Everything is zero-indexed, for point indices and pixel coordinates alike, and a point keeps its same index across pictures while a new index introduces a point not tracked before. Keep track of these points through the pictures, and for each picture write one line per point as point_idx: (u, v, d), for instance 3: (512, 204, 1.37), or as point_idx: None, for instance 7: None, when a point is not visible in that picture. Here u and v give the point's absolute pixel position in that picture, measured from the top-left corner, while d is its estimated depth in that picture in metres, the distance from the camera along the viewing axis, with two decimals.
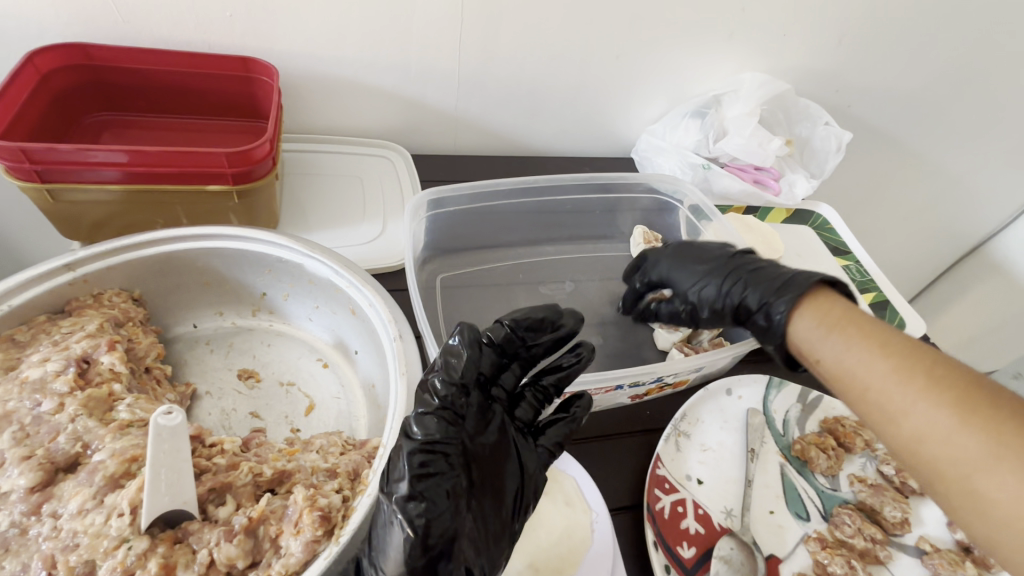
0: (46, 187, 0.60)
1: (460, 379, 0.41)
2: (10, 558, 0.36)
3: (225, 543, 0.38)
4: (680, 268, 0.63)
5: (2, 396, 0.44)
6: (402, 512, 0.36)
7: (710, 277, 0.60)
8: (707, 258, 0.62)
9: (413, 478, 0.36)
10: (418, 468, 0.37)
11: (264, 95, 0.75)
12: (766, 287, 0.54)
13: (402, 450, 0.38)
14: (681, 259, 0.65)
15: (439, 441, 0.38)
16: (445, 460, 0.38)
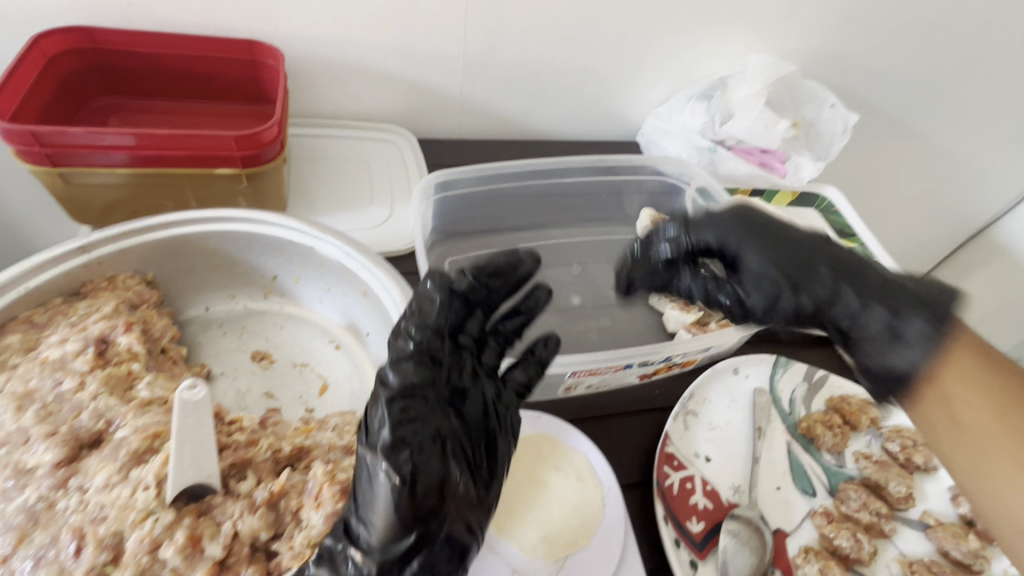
0: (57, 171, 0.60)
1: (435, 325, 0.42)
2: (39, 531, 0.37)
3: (249, 515, 0.39)
4: (739, 243, 0.53)
5: (24, 375, 0.45)
6: (385, 457, 0.36)
7: (773, 261, 0.51)
8: (796, 245, 0.51)
9: (391, 424, 0.37)
10: (398, 414, 0.38)
11: (270, 79, 0.75)
12: (856, 295, 0.48)
13: (380, 397, 0.39)
14: (753, 234, 0.53)
15: (415, 387, 0.40)
16: (422, 405, 0.39)
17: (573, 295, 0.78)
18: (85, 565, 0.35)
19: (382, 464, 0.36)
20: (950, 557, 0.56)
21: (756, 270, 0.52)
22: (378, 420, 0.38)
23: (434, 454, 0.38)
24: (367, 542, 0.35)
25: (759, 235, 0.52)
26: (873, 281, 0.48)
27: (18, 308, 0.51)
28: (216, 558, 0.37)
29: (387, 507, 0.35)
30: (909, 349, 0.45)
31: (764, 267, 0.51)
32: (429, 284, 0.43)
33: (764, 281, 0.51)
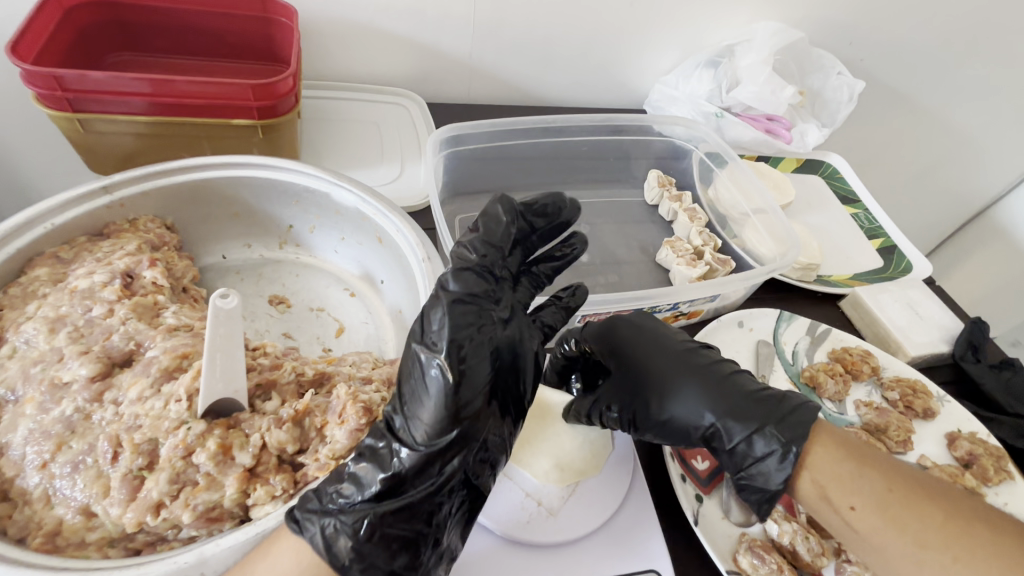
0: (77, 117, 0.61)
1: (495, 242, 0.43)
2: (77, 438, 0.39)
3: (276, 430, 0.41)
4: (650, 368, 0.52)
5: (54, 302, 0.46)
6: (441, 355, 0.37)
7: (712, 400, 0.49)
8: (686, 370, 0.52)
9: (451, 323, 0.38)
10: (457, 316, 0.38)
11: (280, 36, 0.75)
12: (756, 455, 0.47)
13: (440, 301, 0.39)
14: (656, 355, 0.53)
15: (475, 295, 0.40)
16: (478, 313, 0.39)
17: (581, 253, 0.79)
18: (123, 468, 0.37)
19: (438, 362, 0.37)
20: None
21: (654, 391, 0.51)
22: (435, 320, 0.38)
23: (484, 364, 0.38)
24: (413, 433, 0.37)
25: (653, 352, 0.53)
26: (790, 413, 0.47)
27: (44, 244, 0.52)
28: (245, 466, 0.39)
29: (437, 405, 0.37)
30: (786, 469, 0.46)
31: (691, 404, 0.49)
32: (497, 203, 0.44)
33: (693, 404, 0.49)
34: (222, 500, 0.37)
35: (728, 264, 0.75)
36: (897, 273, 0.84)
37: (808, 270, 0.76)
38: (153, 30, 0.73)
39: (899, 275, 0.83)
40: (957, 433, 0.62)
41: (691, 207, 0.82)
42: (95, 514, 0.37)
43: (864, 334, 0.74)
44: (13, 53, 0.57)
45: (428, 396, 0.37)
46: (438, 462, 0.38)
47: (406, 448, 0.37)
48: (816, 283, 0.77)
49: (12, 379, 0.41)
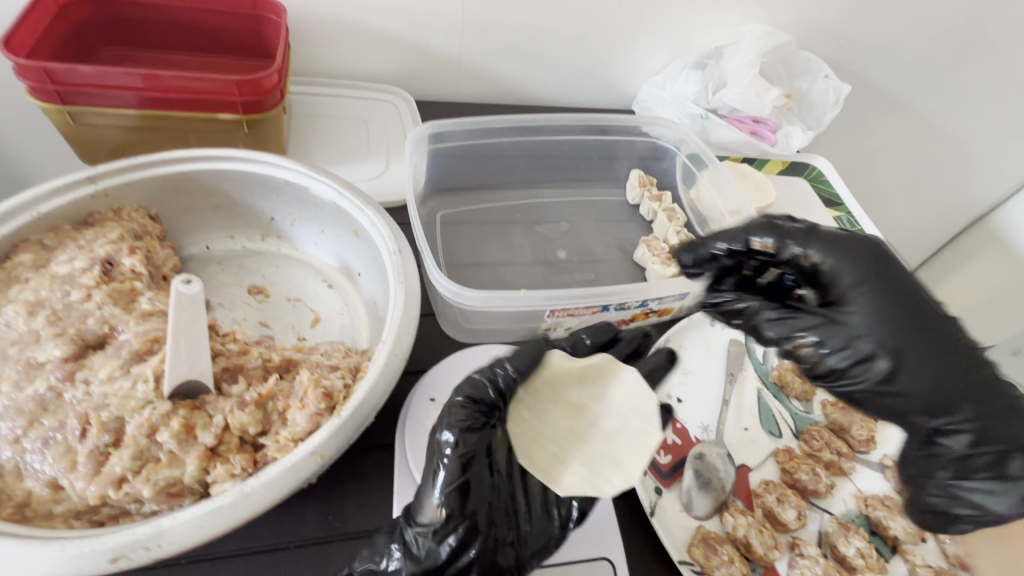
0: (67, 110, 0.63)
1: (500, 387, 0.49)
2: (48, 416, 0.41)
3: (238, 412, 0.42)
4: (843, 261, 0.51)
5: (35, 286, 0.48)
6: (445, 478, 0.43)
7: (885, 328, 0.46)
8: (901, 289, 0.49)
9: (459, 451, 0.44)
10: (461, 428, 0.45)
11: (268, 33, 0.76)
12: (923, 368, 0.46)
13: (446, 417, 0.46)
14: (835, 242, 0.52)
15: (479, 429, 0.46)
16: (477, 433, 0.46)
17: (560, 250, 0.80)
18: (90, 445, 0.39)
19: (446, 485, 0.43)
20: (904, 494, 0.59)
21: (860, 298, 0.48)
22: (444, 448, 0.45)
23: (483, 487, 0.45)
24: (418, 543, 0.42)
25: (891, 289, 0.49)
26: (918, 350, 0.46)
27: (29, 231, 0.54)
28: (207, 446, 0.41)
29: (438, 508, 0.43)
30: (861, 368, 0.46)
31: (872, 320, 0.47)
32: (508, 361, 0.51)
33: (883, 326, 0.46)
34: (182, 477, 0.39)
35: None
36: None
37: None
38: (145, 26, 0.75)
39: None
40: None
41: (670, 208, 0.83)
42: (62, 488, 0.39)
43: None
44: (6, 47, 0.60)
45: (434, 521, 0.42)
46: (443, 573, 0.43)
47: (418, 554, 0.42)
48: None
49: None
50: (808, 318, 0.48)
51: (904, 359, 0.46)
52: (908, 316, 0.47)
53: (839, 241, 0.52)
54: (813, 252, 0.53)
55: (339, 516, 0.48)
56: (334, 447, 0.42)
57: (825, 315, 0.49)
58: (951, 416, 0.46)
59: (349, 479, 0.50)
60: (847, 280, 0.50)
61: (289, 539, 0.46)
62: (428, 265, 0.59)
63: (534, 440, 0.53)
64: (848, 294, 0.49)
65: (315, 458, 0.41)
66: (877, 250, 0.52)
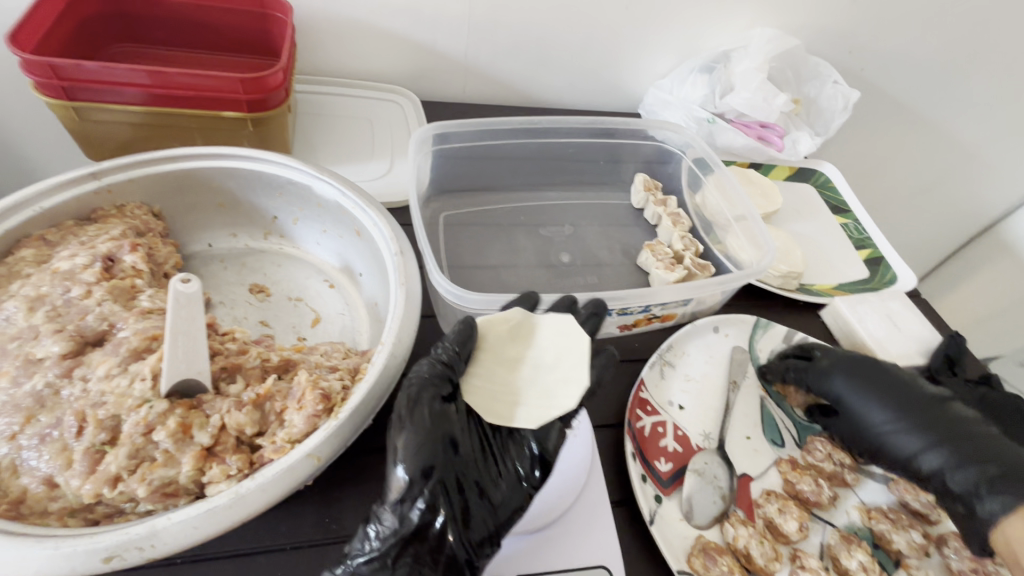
0: (72, 105, 0.63)
1: (447, 360, 0.49)
2: (46, 413, 0.40)
3: (235, 412, 0.42)
4: (855, 373, 0.63)
5: (37, 282, 0.48)
6: (404, 448, 0.42)
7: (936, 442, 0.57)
8: (901, 385, 0.62)
9: (412, 425, 0.43)
10: (411, 408, 0.44)
11: (274, 31, 0.76)
12: (947, 444, 0.57)
13: (401, 394, 0.45)
14: (850, 366, 0.63)
15: (433, 398, 0.45)
16: (431, 410, 0.44)
17: (564, 253, 0.80)
18: (85, 443, 0.39)
19: (408, 457, 0.42)
20: (908, 507, 0.58)
21: (868, 390, 0.62)
22: (397, 423, 0.43)
23: (446, 455, 0.44)
24: (390, 519, 0.41)
25: (880, 383, 0.62)
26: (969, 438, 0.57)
27: (31, 226, 0.54)
28: (203, 445, 0.40)
29: (403, 480, 0.42)
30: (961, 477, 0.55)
31: (882, 411, 0.60)
32: (448, 335, 0.51)
33: (885, 412, 0.60)
34: (178, 477, 0.39)
35: (708, 268, 0.75)
36: (882, 284, 0.83)
37: (789, 279, 0.76)
38: (151, 23, 0.75)
39: (884, 286, 0.83)
40: None
41: (675, 212, 0.82)
42: (57, 485, 0.39)
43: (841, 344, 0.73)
44: (12, 42, 0.60)
45: (401, 494, 0.41)
46: (421, 539, 0.42)
47: (388, 525, 0.41)
48: (798, 291, 0.77)
49: None
50: (835, 420, 0.63)
51: (927, 433, 0.58)
52: (917, 409, 0.60)
53: (839, 365, 0.64)
54: (832, 366, 0.64)
55: (336, 518, 0.48)
56: (331, 449, 0.41)
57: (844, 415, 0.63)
58: (953, 472, 0.55)
59: (346, 482, 0.50)
60: (863, 388, 0.62)
61: (285, 541, 0.46)
62: (429, 266, 0.58)
63: (492, 399, 0.50)
64: (853, 387, 0.62)
65: (311, 461, 0.40)
66: (868, 359, 0.64)
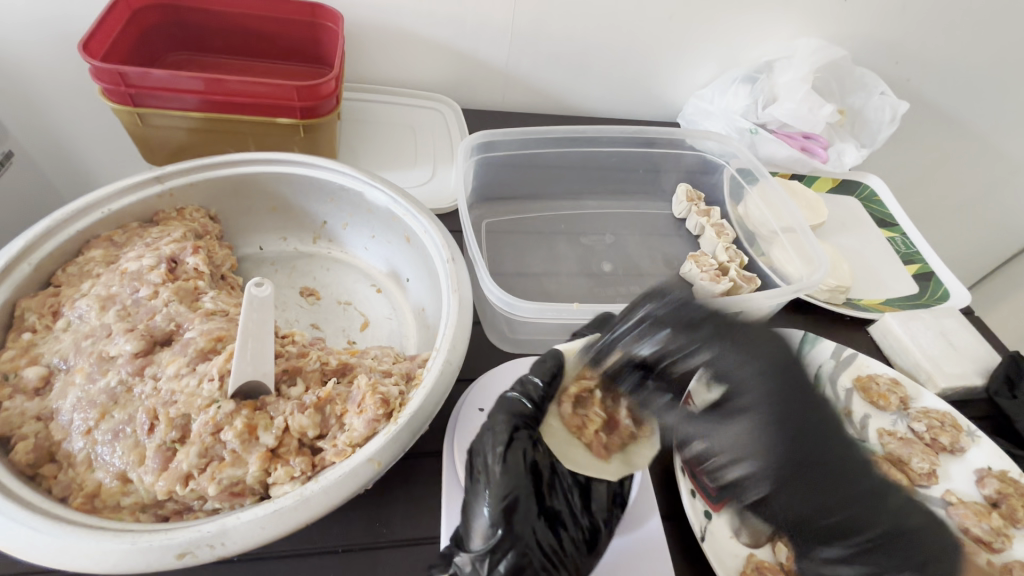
0: (137, 111, 0.65)
1: (540, 395, 0.48)
2: (119, 409, 0.42)
3: (298, 414, 0.43)
4: (750, 382, 0.41)
5: (107, 281, 0.50)
6: (493, 494, 0.43)
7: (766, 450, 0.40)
8: (806, 421, 0.39)
9: (503, 473, 0.43)
10: (501, 453, 0.44)
11: (325, 40, 0.78)
12: (794, 501, 0.39)
13: (489, 436, 0.45)
14: (732, 343, 0.42)
15: (524, 447, 0.45)
16: (518, 456, 0.44)
17: (605, 263, 0.79)
18: (157, 440, 0.40)
19: (495, 505, 0.42)
20: (970, 535, 0.56)
21: (759, 396, 0.40)
22: (488, 468, 0.44)
23: (533, 500, 0.44)
24: (477, 567, 0.41)
25: (780, 402, 0.40)
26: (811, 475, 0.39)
27: (99, 228, 0.56)
28: (268, 446, 0.41)
29: (489, 526, 0.42)
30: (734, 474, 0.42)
31: (764, 444, 0.40)
32: (534, 372, 0.49)
33: (759, 448, 0.40)
34: (245, 476, 0.40)
35: (754, 280, 0.74)
36: (932, 301, 0.81)
37: (836, 293, 0.75)
38: (207, 32, 0.77)
39: (934, 303, 0.81)
40: (987, 470, 0.60)
41: (719, 223, 0.81)
42: (130, 480, 0.40)
43: (892, 361, 0.71)
44: (84, 50, 0.62)
45: (489, 541, 0.41)
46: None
47: (478, 572, 0.41)
48: (845, 306, 0.76)
49: (66, 350, 0.45)
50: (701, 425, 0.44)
51: (769, 479, 0.40)
52: (814, 439, 0.39)
53: (748, 341, 0.42)
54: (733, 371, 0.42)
55: (386, 523, 0.48)
56: (391, 453, 0.42)
57: (708, 421, 0.43)
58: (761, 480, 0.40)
59: (396, 486, 0.50)
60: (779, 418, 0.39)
61: (337, 544, 0.47)
62: (481, 274, 0.59)
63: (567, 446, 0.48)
64: (741, 407, 0.41)
65: (372, 465, 0.41)
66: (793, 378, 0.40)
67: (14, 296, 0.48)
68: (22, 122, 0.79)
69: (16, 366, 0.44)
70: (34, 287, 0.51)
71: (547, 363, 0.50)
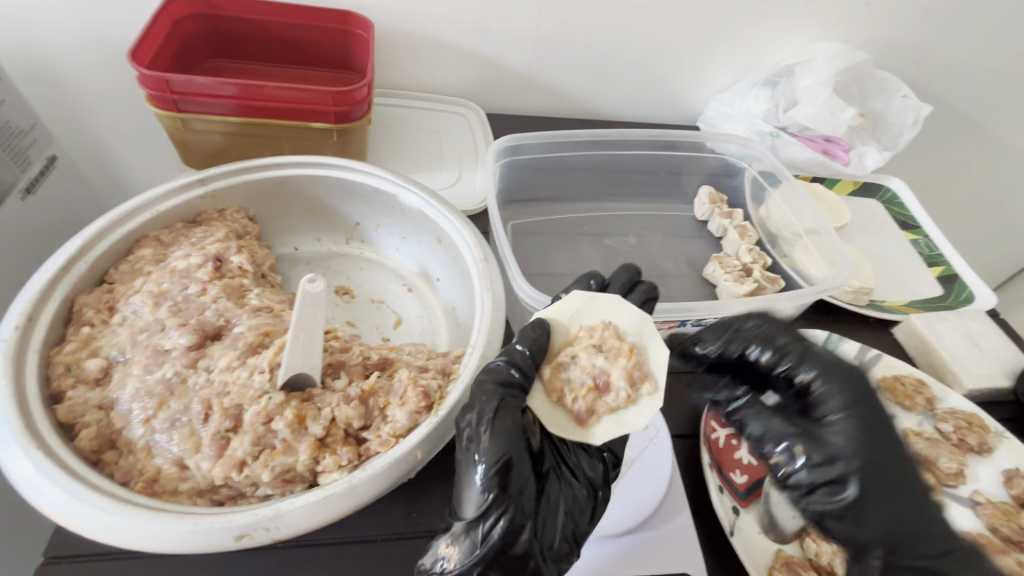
0: (180, 116, 0.68)
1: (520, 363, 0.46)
2: (175, 399, 0.44)
3: (344, 406, 0.45)
4: (854, 410, 0.48)
5: (158, 279, 0.52)
6: (484, 461, 0.40)
7: (863, 453, 0.46)
8: (889, 435, 0.48)
9: (493, 438, 0.41)
10: (490, 419, 0.42)
11: (357, 48, 0.80)
12: (879, 509, 0.45)
13: (475, 401, 0.43)
14: (844, 379, 0.49)
15: (513, 407, 0.43)
16: (507, 421, 0.42)
17: (629, 264, 0.81)
18: (212, 428, 0.42)
19: (488, 470, 0.40)
20: (999, 534, 0.56)
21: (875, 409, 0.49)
22: (478, 434, 0.42)
23: (527, 464, 0.42)
24: (472, 536, 0.40)
25: (873, 416, 0.48)
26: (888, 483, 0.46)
27: (147, 227, 0.58)
28: (316, 436, 0.43)
29: (482, 493, 0.40)
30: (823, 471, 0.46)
31: (855, 444, 0.46)
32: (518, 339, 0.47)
33: (856, 447, 0.46)
34: (296, 464, 0.42)
35: (778, 282, 0.75)
36: (957, 303, 0.81)
37: (859, 295, 0.75)
38: (243, 40, 0.79)
39: (959, 305, 0.81)
40: (1016, 471, 0.60)
41: (741, 225, 0.82)
42: (187, 467, 0.42)
43: (917, 362, 0.72)
44: (132, 58, 0.65)
45: (483, 505, 0.40)
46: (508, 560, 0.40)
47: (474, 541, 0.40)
48: (869, 307, 0.76)
49: (123, 344, 0.47)
50: (792, 428, 0.48)
51: (878, 474, 0.46)
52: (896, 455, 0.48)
53: (840, 369, 0.50)
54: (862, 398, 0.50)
55: (423, 514, 0.50)
56: (432, 444, 0.43)
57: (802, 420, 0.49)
58: (853, 474, 0.45)
59: (431, 478, 0.52)
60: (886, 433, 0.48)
61: (377, 533, 0.48)
62: (511, 273, 0.61)
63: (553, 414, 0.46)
64: (838, 417, 0.48)
65: (415, 455, 0.42)
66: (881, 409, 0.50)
67: (72, 292, 0.51)
68: (66, 127, 0.83)
69: (78, 358, 0.46)
70: (90, 284, 0.53)
71: (530, 334, 0.47)
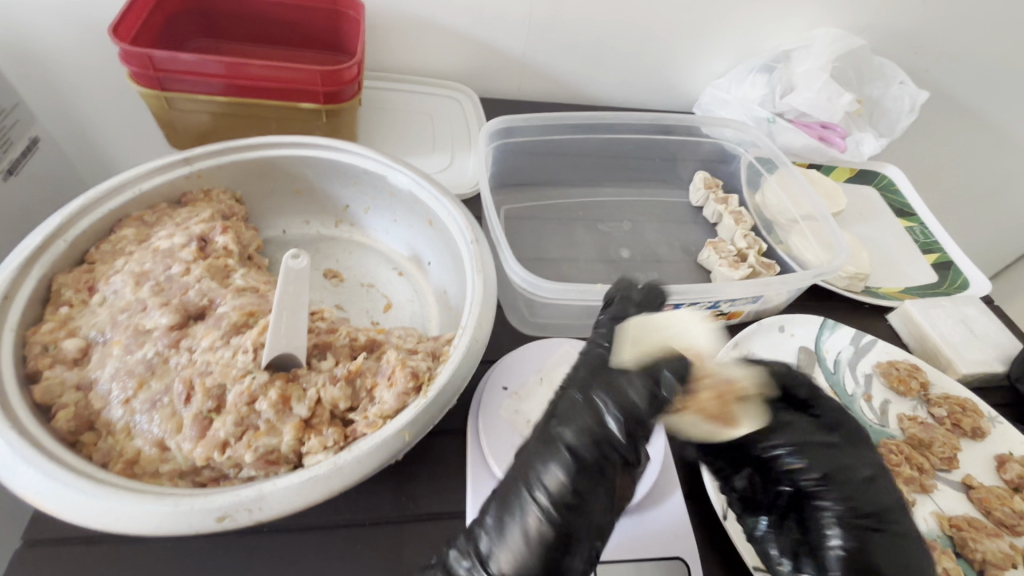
0: (164, 95, 0.66)
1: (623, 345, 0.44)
2: (156, 379, 0.43)
3: (331, 387, 0.44)
4: (822, 476, 0.42)
5: (139, 258, 0.51)
6: (550, 505, 0.33)
7: (823, 547, 0.41)
8: (869, 514, 0.41)
9: (570, 475, 0.34)
10: (575, 452, 0.34)
11: (347, 28, 0.78)
12: None
13: (561, 431, 0.35)
14: (809, 443, 0.43)
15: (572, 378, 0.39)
16: (593, 460, 0.34)
17: (623, 249, 0.80)
18: (194, 409, 0.41)
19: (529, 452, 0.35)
20: (991, 517, 0.56)
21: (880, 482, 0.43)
22: (552, 466, 0.34)
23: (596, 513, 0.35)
24: None
25: (847, 501, 0.41)
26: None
27: (130, 208, 0.56)
28: (301, 417, 0.42)
29: (536, 547, 0.33)
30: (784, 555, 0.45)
31: (818, 533, 0.42)
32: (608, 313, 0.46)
33: (820, 541, 0.42)
34: (280, 445, 0.41)
35: (773, 267, 0.74)
36: (952, 289, 0.81)
37: (855, 280, 0.75)
38: (230, 19, 0.77)
39: (954, 291, 0.80)
40: (1009, 456, 0.60)
41: (737, 210, 0.81)
42: (168, 448, 0.41)
43: (911, 348, 0.71)
44: (114, 35, 0.63)
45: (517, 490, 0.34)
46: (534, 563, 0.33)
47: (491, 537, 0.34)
48: (864, 293, 0.76)
49: (103, 324, 0.46)
50: (757, 497, 0.46)
51: (874, 561, 0.39)
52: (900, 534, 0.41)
53: (808, 440, 0.43)
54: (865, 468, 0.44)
55: (412, 497, 0.49)
56: (421, 425, 0.42)
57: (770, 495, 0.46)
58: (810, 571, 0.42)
59: (421, 462, 0.51)
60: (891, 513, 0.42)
61: (364, 517, 0.47)
62: (504, 256, 0.60)
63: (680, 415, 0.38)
64: (805, 500, 0.43)
65: (403, 437, 0.41)
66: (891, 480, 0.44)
67: (51, 271, 0.49)
68: (48, 107, 0.81)
69: (56, 338, 0.45)
70: (69, 264, 0.51)
71: (627, 305, 0.46)
